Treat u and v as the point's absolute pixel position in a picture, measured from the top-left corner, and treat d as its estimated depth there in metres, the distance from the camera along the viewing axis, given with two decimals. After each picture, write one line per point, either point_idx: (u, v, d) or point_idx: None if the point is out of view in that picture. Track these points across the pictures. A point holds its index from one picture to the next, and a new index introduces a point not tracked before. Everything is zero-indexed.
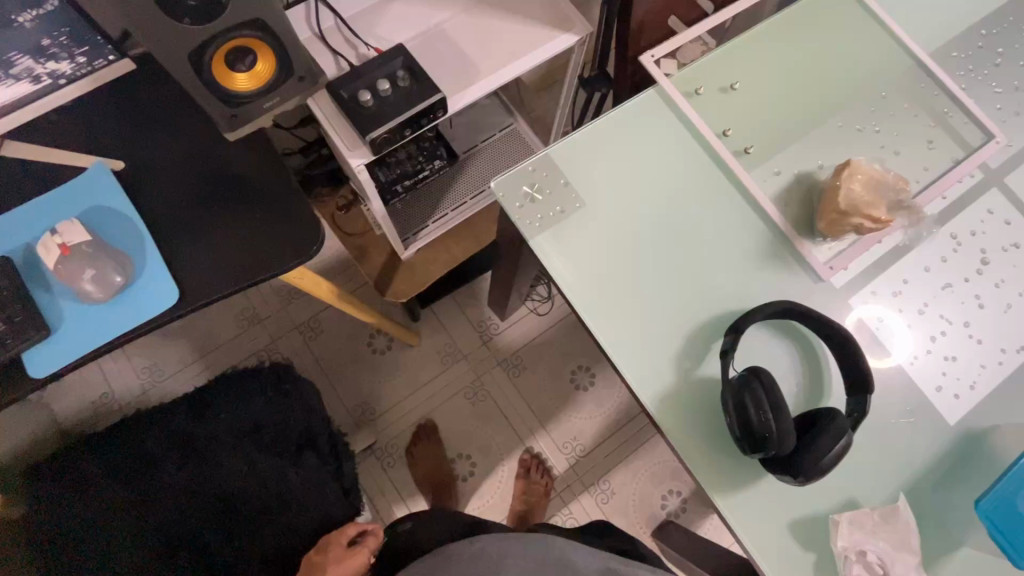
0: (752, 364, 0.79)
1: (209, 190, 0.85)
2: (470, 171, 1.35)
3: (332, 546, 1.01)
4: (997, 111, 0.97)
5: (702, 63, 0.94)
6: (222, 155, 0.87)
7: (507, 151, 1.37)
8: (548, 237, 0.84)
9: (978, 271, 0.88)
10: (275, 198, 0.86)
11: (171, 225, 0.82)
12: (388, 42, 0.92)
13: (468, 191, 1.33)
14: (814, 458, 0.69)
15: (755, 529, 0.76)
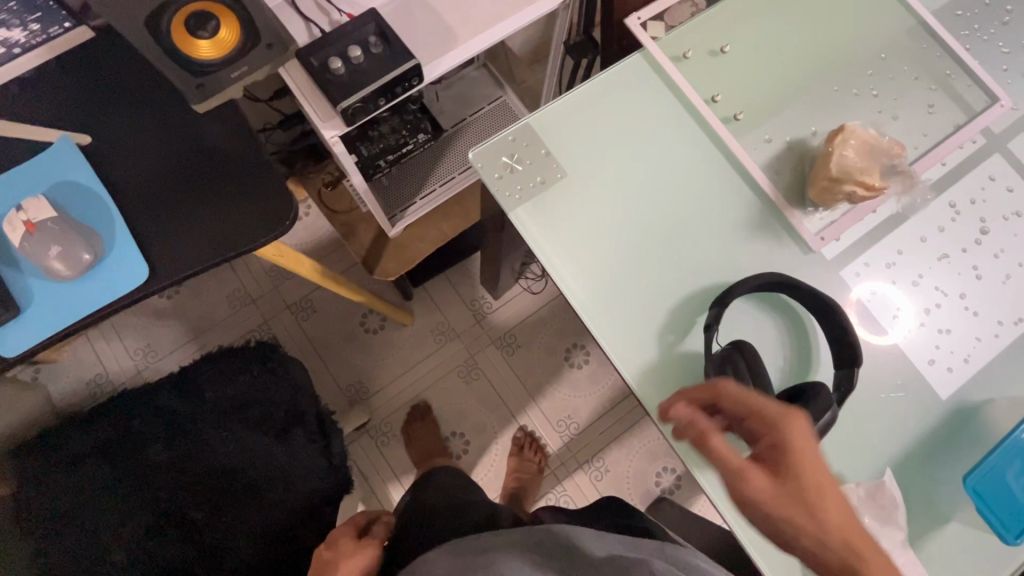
0: (737, 338, 0.77)
1: (181, 162, 0.83)
2: (458, 145, 1.31)
3: (341, 539, 0.94)
4: (1003, 72, 0.92)
5: (692, 25, 0.90)
6: (190, 128, 0.84)
7: (495, 125, 1.33)
8: (528, 209, 0.82)
9: (976, 241, 0.84)
10: (247, 174, 0.84)
11: (140, 201, 0.80)
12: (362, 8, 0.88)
13: (456, 166, 1.30)
14: None
15: (728, 502, 0.74)
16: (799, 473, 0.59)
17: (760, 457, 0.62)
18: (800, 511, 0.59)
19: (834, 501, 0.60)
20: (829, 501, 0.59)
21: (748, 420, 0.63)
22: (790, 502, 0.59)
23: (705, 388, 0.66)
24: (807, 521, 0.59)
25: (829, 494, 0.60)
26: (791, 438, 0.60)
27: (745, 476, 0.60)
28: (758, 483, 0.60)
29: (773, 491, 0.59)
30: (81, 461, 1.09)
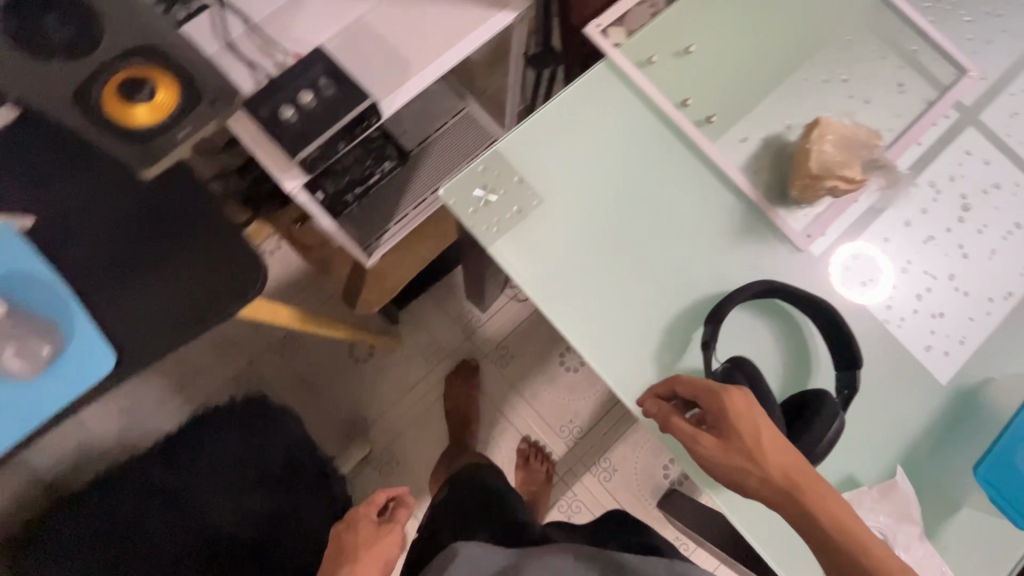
0: (735, 350, 0.76)
1: (135, 235, 0.78)
2: (426, 165, 1.27)
3: (360, 522, 0.86)
4: (968, 41, 0.91)
5: (653, 27, 0.86)
6: (139, 194, 0.78)
7: (462, 139, 1.30)
8: (507, 242, 0.79)
9: (960, 220, 0.84)
10: (208, 238, 0.79)
11: (97, 282, 0.76)
12: (307, 45, 0.83)
13: (427, 187, 1.26)
14: (809, 445, 0.66)
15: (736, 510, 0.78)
16: (737, 429, 0.64)
17: (709, 426, 0.67)
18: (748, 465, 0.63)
19: (779, 450, 0.63)
20: (774, 448, 0.63)
21: (696, 398, 0.68)
22: (734, 459, 0.63)
23: (664, 380, 0.72)
24: (753, 469, 0.63)
25: (772, 445, 0.63)
26: (728, 405, 0.64)
27: (692, 441, 0.66)
28: (706, 447, 0.65)
29: (718, 451, 0.64)
30: (75, 545, 1.05)
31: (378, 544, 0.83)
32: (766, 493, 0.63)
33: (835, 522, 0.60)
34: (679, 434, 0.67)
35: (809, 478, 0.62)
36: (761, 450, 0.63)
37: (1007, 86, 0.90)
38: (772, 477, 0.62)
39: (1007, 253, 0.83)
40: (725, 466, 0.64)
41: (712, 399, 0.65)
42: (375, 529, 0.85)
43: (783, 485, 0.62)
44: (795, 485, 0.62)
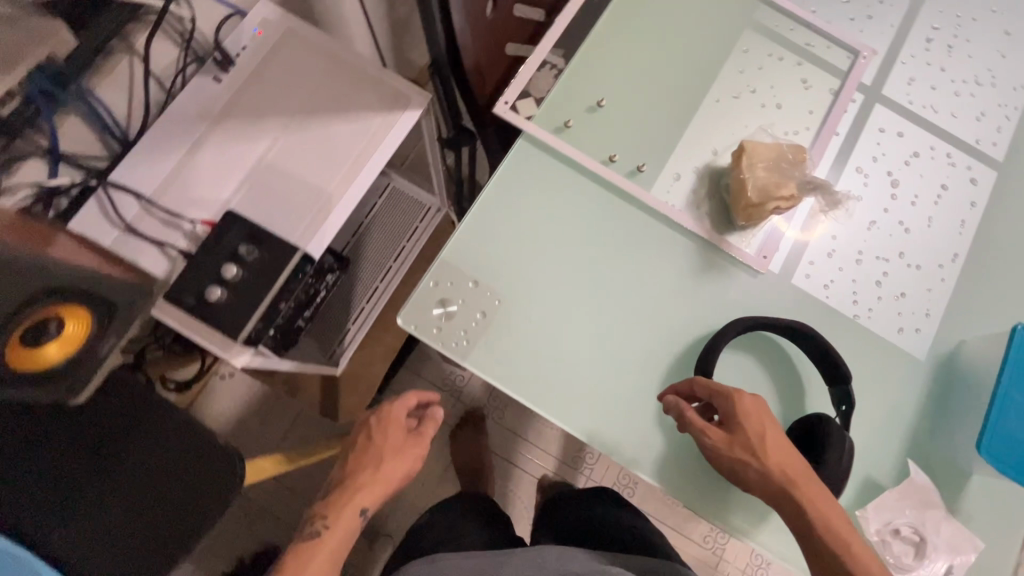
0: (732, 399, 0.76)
1: (98, 467, 0.79)
2: (369, 253, 1.24)
3: (389, 427, 0.85)
4: (851, 21, 0.94)
5: (560, 91, 0.85)
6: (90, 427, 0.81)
7: (397, 216, 1.27)
8: (480, 352, 0.77)
9: (893, 197, 0.87)
10: (179, 440, 0.83)
11: (75, 510, 0.77)
12: (213, 203, 0.78)
13: (376, 274, 1.25)
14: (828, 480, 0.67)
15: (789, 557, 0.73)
16: (747, 427, 0.66)
17: (721, 424, 0.69)
18: (750, 462, 0.66)
19: (784, 451, 0.66)
20: (778, 449, 0.66)
21: (711, 396, 0.69)
22: (740, 453, 0.66)
23: (682, 379, 0.72)
24: (754, 465, 0.66)
25: (778, 449, 0.66)
26: (743, 406, 0.66)
27: (701, 432, 0.68)
28: (713, 441, 0.67)
29: (726, 445, 0.67)
30: None
31: (407, 455, 0.84)
32: (761, 487, 0.66)
33: (823, 518, 0.64)
34: (690, 427, 0.68)
35: (803, 473, 0.65)
36: (764, 451, 0.65)
37: (898, 55, 0.94)
38: (773, 470, 0.65)
39: (943, 216, 0.87)
40: (727, 460, 0.67)
41: (729, 399, 0.67)
42: (402, 438, 0.85)
43: (779, 479, 0.65)
44: (792, 485, 0.65)
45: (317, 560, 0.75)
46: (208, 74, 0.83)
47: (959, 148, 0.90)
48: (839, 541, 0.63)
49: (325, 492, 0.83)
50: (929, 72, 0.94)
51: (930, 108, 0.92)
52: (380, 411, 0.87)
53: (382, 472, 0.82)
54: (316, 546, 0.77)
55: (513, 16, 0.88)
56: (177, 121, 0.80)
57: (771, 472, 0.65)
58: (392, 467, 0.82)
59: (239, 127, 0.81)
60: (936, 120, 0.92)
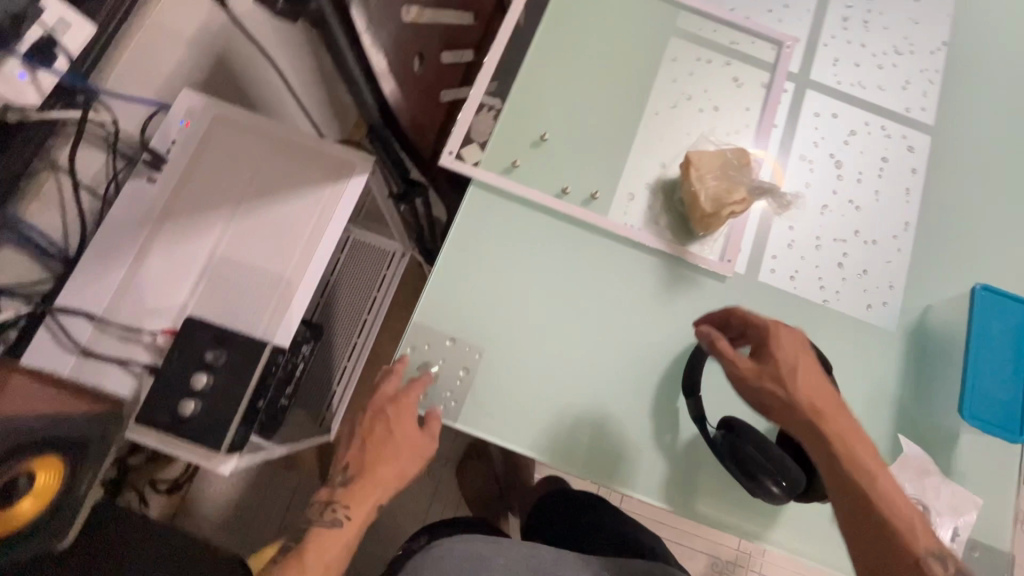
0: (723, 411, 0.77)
1: None
2: (342, 310, 1.23)
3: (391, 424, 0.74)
4: (769, 13, 0.96)
5: (502, 132, 0.85)
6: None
7: (362, 267, 1.26)
8: (469, 410, 0.76)
9: (839, 177, 0.90)
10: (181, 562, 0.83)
11: None
12: (170, 308, 0.75)
13: (353, 329, 1.25)
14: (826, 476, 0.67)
15: (807, 555, 0.74)
16: (780, 351, 0.65)
17: (753, 355, 0.68)
18: (778, 390, 0.64)
19: (817, 382, 0.64)
20: (811, 379, 0.64)
21: (747, 326, 0.69)
22: (767, 381, 0.64)
23: (720, 312, 0.73)
24: (780, 392, 0.64)
25: (811, 382, 0.64)
26: (774, 334, 0.66)
27: (729, 354, 0.67)
28: (741, 368, 0.66)
29: (753, 371, 0.65)
30: None
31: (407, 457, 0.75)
32: (786, 417, 0.64)
33: (851, 454, 0.60)
34: (719, 350, 0.68)
35: (834, 406, 0.63)
36: (795, 378, 0.63)
37: (819, 39, 0.96)
38: (800, 395, 0.63)
39: (889, 188, 0.90)
40: (752, 389, 0.66)
41: (764, 325, 0.67)
42: (414, 439, 0.74)
43: (807, 406, 0.62)
44: (819, 418, 0.62)
45: (331, 551, 0.74)
46: (140, 176, 0.79)
47: (893, 120, 0.93)
48: (868, 478, 0.59)
49: (340, 477, 0.76)
50: (851, 51, 0.96)
51: (859, 85, 0.95)
52: (384, 400, 0.74)
53: (389, 468, 0.75)
54: (330, 537, 0.75)
55: (442, 65, 0.88)
56: (118, 231, 0.77)
57: (797, 398, 0.63)
58: (402, 460, 0.74)
59: (184, 225, 0.78)
60: (865, 95, 0.94)
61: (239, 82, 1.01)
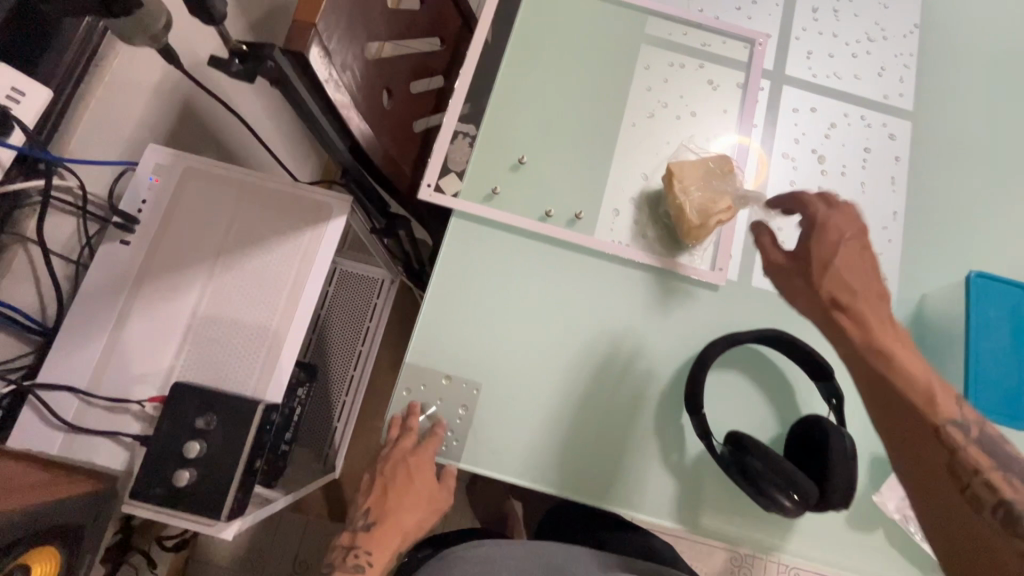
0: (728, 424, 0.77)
1: None
2: (335, 343, 1.21)
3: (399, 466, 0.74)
4: (738, 11, 0.95)
5: (479, 159, 0.84)
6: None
7: (352, 297, 1.24)
8: (472, 448, 0.74)
9: (823, 172, 0.89)
10: None
11: None
12: (156, 372, 0.74)
13: (349, 361, 1.24)
14: (838, 484, 0.66)
15: (826, 562, 0.73)
16: (812, 246, 0.59)
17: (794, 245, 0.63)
18: (804, 280, 0.60)
19: (852, 273, 0.57)
20: (848, 273, 0.57)
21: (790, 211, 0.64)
22: (794, 274, 0.61)
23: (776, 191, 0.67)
24: (805, 282, 0.60)
25: (846, 274, 0.57)
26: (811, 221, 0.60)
27: (767, 246, 0.66)
28: (773, 256, 0.64)
29: (781, 260, 0.63)
30: None
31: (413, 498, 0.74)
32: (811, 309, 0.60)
33: (870, 338, 0.54)
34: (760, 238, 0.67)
35: (867, 298, 0.56)
36: (824, 273, 0.57)
37: (790, 33, 0.95)
38: (822, 287, 0.57)
39: (874, 178, 0.89)
40: (786, 278, 0.63)
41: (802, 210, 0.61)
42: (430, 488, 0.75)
43: (829, 299, 0.57)
44: (842, 311, 0.56)
45: None
46: (113, 239, 0.77)
47: (872, 108, 0.92)
48: (883, 361, 0.53)
49: (361, 520, 0.75)
50: (824, 42, 0.95)
51: (834, 76, 0.94)
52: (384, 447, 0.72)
53: (396, 519, 0.74)
54: None
55: (412, 95, 0.86)
56: (95, 298, 0.75)
57: (820, 292, 0.58)
58: (421, 510, 0.75)
59: (163, 286, 0.77)
60: (842, 86, 0.93)
61: (207, 128, 0.99)
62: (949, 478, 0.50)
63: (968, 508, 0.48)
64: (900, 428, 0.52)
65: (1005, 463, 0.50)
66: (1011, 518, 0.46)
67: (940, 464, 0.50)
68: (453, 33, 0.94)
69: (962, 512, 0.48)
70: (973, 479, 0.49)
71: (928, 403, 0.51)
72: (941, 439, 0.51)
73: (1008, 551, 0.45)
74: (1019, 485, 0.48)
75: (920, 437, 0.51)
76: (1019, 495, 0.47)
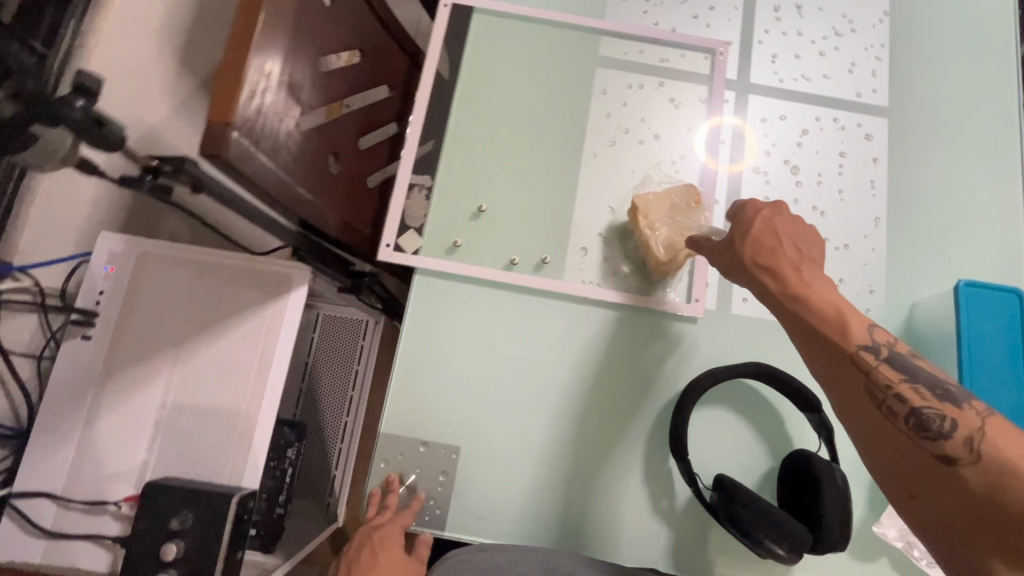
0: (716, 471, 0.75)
1: None
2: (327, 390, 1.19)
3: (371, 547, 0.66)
4: (696, 20, 0.91)
5: (438, 212, 0.81)
6: None
7: (341, 340, 1.21)
8: (457, 515, 0.73)
9: (798, 183, 0.85)
10: None
11: None
12: (131, 467, 0.73)
13: (342, 406, 1.20)
14: (835, 528, 0.62)
15: None
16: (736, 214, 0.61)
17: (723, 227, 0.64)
18: (729, 256, 0.61)
19: (772, 235, 0.58)
20: (768, 236, 0.58)
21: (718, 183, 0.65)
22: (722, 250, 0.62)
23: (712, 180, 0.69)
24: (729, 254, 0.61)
25: (766, 238, 0.58)
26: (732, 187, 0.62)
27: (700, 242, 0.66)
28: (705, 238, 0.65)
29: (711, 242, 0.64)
30: None
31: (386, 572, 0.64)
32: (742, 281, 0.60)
33: (786, 285, 0.56)
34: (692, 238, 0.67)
35: (787, 254, 0.57)
36: (746, 238, 0.59)
37: (752, 38, 0.90)
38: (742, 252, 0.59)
39: (853, 184, 0.85)
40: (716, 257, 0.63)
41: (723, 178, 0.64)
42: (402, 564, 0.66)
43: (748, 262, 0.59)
44: (762, 269, 0.57)
45: None
46: (74, 335, 0.76)
47: (845, 109, 0.88)
48: (798, 303, 0.54)
49: None
50: (789, 43, 0.91)
51: (803, 78, 0.89)
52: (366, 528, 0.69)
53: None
54: None
55: (363, 150, 0.83)
56: (63, 398, 0.74)
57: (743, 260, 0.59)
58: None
59: (130, 378, 0.75)
60: (811, 88, 0.89)
61: None
62: (867, 399, 0.50)
63: (885, 421, 0.48)
64: (822, 362, 0.53)
65: (914, 373, 0.49)
66: (924, 423, 0.47)
67: (860, 389, 0.50)
68: (401, 77, 0.91)
69: (882, 428, 0.49)
70: (888, 394, 0.49)
71: (839, 332, 0.52)
72: (856, 365, 0.50)
73: (924, 455, 0.46)
74: (929, 392, 0.48)
75: (841, 368, 0.51)
76: (927, 401, 0.48)
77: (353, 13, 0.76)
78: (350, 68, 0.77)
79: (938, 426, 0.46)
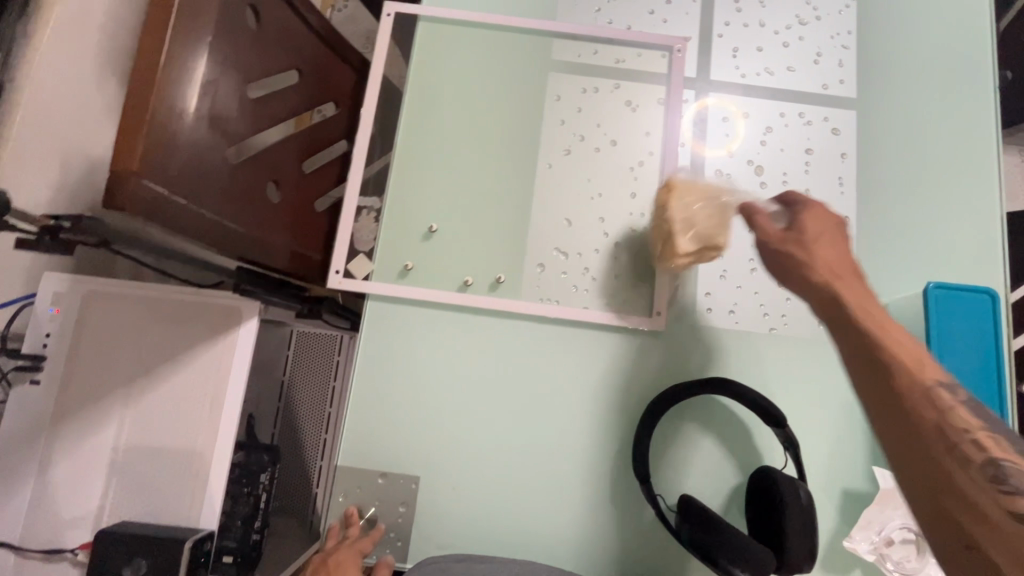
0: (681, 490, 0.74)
1: None
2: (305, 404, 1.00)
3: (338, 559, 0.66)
4: (652, 15, 0.86)
5: (388, 235, 0.79)
6: None
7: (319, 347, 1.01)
8: (420, 545, 0.72)
9: (762, 185, 0.82)
10: None
11: None
12: (87, 513, 0.72)
13: (322, 424, 1.00)
14: (797, 554, 0.61)
15: None
16: (803, 219, 0.57)
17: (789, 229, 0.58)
18: (795, 250, 0.56)
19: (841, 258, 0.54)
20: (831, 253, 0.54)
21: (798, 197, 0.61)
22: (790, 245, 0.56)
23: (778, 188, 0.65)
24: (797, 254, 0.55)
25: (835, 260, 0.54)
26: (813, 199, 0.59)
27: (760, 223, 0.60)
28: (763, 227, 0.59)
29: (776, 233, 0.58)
30: None
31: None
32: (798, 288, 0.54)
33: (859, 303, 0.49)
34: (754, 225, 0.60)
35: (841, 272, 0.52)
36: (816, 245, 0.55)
37: (711, 31, 0.86)
38: (815, 264, 0.54)
39: (819, 183, 0.81)
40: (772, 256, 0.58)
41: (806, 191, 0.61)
42: None
43: (814, 274, 0.53)
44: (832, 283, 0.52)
45: None
46: (24, 378, 0.74)
47: (810, 103, 0.84)
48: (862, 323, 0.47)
49: None
50: (750, 35, 0.86)
51: (766, 72, 0.85)
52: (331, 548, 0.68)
53: None
54: None
55: (309, 174, 0.81)
56: (15, 445, 0.72)
57: (812, 266, 0.54)
58: None
59: (82, 422, 0.74)
60: (775, 82, 0.85)
61: None
62: (932, 438, 0.41)
63: (951, 466, 0.39)
64: (884, 386, 0.44)
65: (994, 423, 0.41)
66: (1002, 475, 0.37)
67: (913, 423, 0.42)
68: (348, 91, 0.88)
69: (944, 473, 0.39)
70: (962, 438, 0.40)
71: (912, 362, 0.44)
72: (927, 399, 0.42)
73: (995, 511, 0.36)
74: (1010, 445, 0.39)
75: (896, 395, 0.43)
76: (1012, 455, 0.38)
77: (285, 32, 0.73)
78: (286, 91, 0.74)
79: (1018, 481, 0.36)
